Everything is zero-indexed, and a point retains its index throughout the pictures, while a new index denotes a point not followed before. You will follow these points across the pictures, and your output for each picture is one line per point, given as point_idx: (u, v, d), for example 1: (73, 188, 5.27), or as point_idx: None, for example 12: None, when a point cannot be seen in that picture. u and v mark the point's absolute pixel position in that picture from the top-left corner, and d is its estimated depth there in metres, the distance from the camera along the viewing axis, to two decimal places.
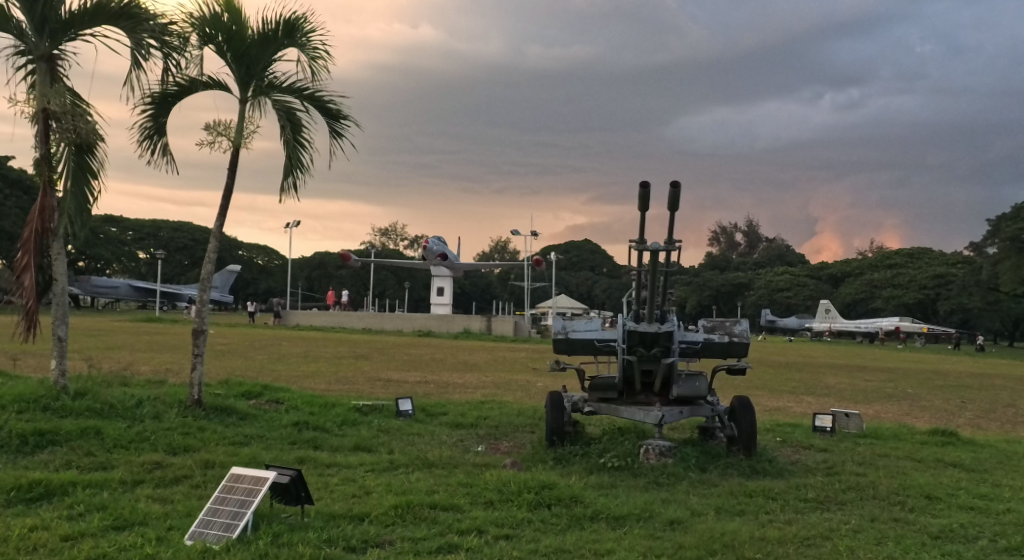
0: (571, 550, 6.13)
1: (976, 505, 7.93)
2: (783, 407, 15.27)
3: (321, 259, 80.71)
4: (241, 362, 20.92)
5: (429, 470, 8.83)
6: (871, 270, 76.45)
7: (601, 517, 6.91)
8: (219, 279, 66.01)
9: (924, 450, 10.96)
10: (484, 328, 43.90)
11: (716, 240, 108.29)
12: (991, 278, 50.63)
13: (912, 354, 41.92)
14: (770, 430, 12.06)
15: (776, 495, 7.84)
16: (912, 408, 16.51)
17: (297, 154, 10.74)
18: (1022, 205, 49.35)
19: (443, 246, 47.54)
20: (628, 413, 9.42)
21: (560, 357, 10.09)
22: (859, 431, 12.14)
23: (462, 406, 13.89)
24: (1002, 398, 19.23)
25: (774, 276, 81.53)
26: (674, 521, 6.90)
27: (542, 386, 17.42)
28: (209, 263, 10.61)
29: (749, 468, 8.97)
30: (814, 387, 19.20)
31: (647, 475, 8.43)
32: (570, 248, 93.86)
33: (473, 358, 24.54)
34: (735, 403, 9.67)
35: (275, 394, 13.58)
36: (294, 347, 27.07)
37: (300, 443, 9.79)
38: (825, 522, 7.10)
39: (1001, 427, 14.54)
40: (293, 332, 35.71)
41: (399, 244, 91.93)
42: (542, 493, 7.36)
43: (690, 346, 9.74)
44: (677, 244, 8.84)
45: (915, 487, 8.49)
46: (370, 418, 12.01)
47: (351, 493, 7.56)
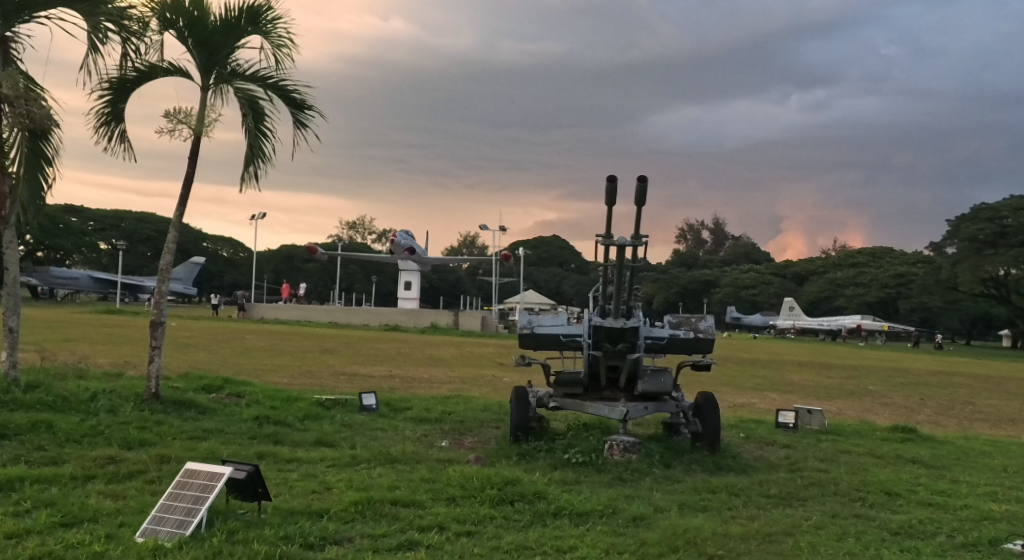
0: (533, 546, 6.06)
1: (934, 501, 7.98)
2: (747, 403, 15.35)
3: (288, 252, 80.09)
4: (203, 355, 20.63)
5: (392, 465, 8.74)
6: (835, 269, 77.30)
7: (565, 513, 6.85)
8: (183, 272, 65.35)
9: (885, 447, 11.04)
10: (453, 323, 43.80)
11: (684, 237, 108.99)
12: (950, 277, 51.35)
13: (873, 352, 42.45)
14: (734, 426, 12.09)
15: (739, 492, 7.84)
16: (873, 405, 16.68)
17: (259, 144, 10.57)
18: (980, 206, 50.15)
19: (412, 240, 47.33)
20: (593, 409, 9.35)
21: (526, 352, 10.00)
22: (821, 428, 12.22)
23: (427, 401, 13.79)
24: (961, 396, 19.49)
25: (740, 274, 82.18)
26: (638, 517, 6.86)
27: (508, 381, 17.38)
28: (168, 254, 10.39)
29: (713, 464, 8.96)
30: (779, 384, 19.35)
31: (612, 471, 8.39)
32: (538, 244, 93.91)
33: (440, 353, 24.46)
34: (701, 399, 9.66)
35: (237, 388, 13.40)
36: (259, 340, 26.82)
37: (260, 438, 9.66)
38: (787, 517, 7.09)
39: (960, 424, 14.73)
40: (259, 326, 35.34)
41: (367, 238, 91.47)
42: (505, 489, 7.28)
43: (656, 342, 9.69)
44: (644, 239, 8.72)
45: (876, 483, 8.52)
46: (333, 412, 11.87)
47: (311, 489, 7.47)
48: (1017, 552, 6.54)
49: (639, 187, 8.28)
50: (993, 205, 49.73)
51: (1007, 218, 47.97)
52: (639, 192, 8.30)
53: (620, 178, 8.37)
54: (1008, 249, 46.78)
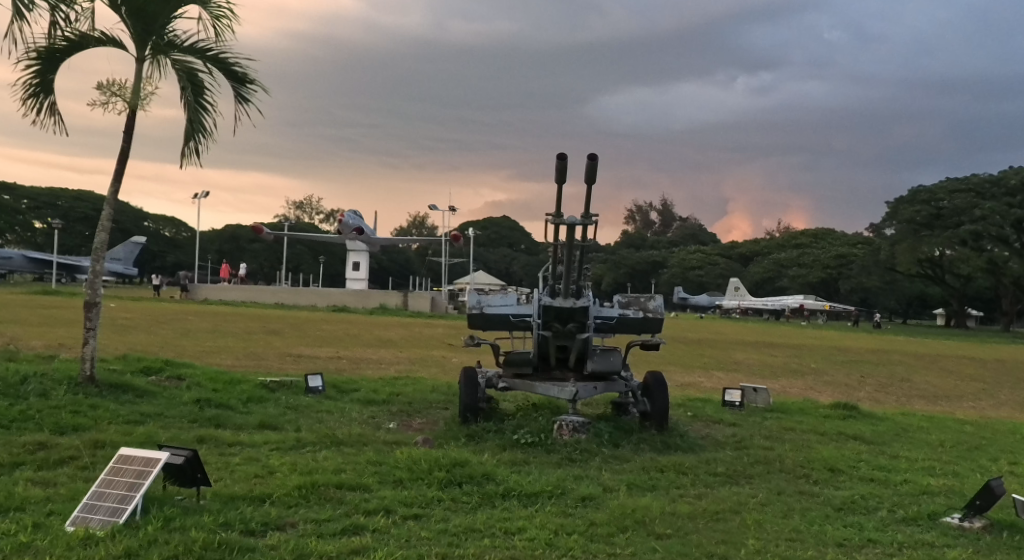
0: (481, 529, 5.96)
1: (875, 476, 8.07)
2: (694, 382, 15.46)
3: (233, 232, 78.80)
4: (143, 337, 20.17)
5: (338, 448, 8.58)
6: (779, 250, 78.39)
7: (514, 495, 6.76)
8: (123, 251, 63.95)
9: (827, 423, 11.18)
10: (402, 304, 43.52)
11: (632, 219, 109.67)
12: (889, 258, 52.38)
13: (816, 332, 43.15)
14: (681, 405, 12.14)
15: (687, 470, 7.83)
16: (816, 383, 16.93)
17: (200, 118, 10.27)
18: (918, 188, 51.23)
19: (360, 220, 46.81)
20: (542, 389, 9.28)
21: (474, 332, 9.88)
22: (766, 406, 12.33)
23: (375, 382, 13.62)
24: (900, 373, 19.89)
25: (687, 255, 82.96)
26: (586, 497, 6.80)
27: (457, 362, 17.28)
28: (104, 232, 10.08)
29: (661, 443, 8.95)
30: (725, 363, 19.53)
31: (561, 451, 8.32)
32: (488, 225, 93.73)
33: (388, 334, 24.26)
34: (650, 379, 9.65)
35: (177, 370, 13.11)
36: (202, 322, 26.31)
37: (201, 422, 9.46)
38: (734, 495, 7.09)
39: (899, 401, 15.02)
40: (203, 307, 34.74)
41: (314, 218, 90.38)
42: (453, 471, 7.16)
43: (605, 321, 9.63)
44: (594, 217, 8.60)
45: (820, 460, 8.58)
46: (278, 394, 11.65)
47: (254, 474, 7.30)
48: (956, 525, 6.62)
49: (587, 165, 8.12)
50: (930, 187, 50.63)
51: (942, 200, 48.72)
52: (588, 170, 8.14)
53: (568, 157, 8.20)
54: (943, 231, 47.60)
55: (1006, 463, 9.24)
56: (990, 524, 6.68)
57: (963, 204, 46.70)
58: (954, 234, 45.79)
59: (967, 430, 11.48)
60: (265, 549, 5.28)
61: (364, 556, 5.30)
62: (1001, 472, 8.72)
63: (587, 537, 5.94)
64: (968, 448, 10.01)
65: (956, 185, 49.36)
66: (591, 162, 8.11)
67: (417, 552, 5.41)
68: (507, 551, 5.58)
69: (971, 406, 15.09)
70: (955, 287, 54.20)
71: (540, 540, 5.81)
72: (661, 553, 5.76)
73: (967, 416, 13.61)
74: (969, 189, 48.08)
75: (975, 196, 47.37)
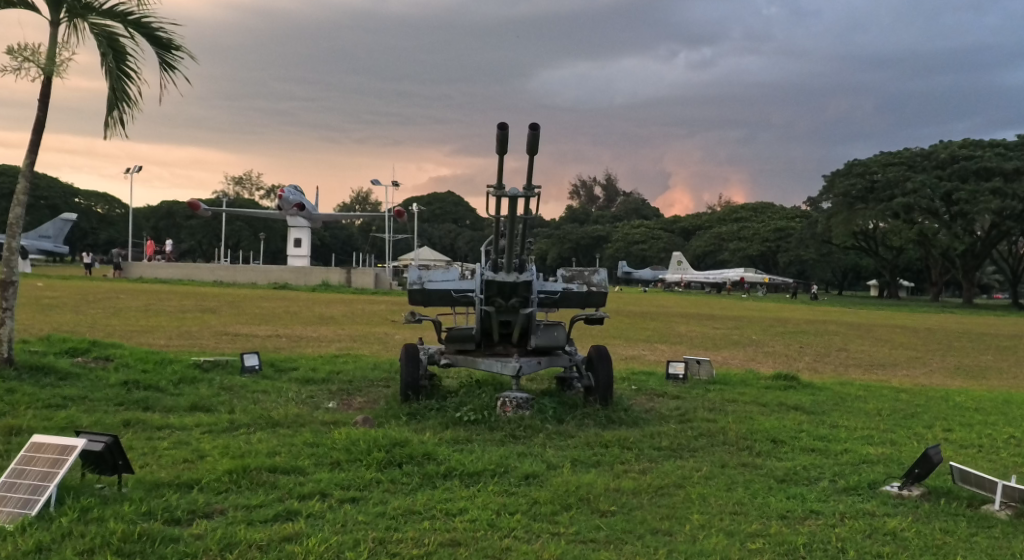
0: (421, 511, 5.75)
1: (816, 446, 8.05)
2: (637, 355, 15.43)
3: (169, 209, 77.13)
4: (72, 317, 19.53)
5: (273, 429, 8.31)
6: (720, 223, 79.11)
7: (455, 474, 6.56)
8: (53, 229, 62.01)
9: (769, 394, 11.19)
10: (344, 281, 42.92)
11: (576, 193, 109.83)
12: (825, 231, 53.23)
13: (756, 304, 43.76)
14: (624, 379, 12.05)
15: (630, 445, 7.71)
16: (757, 353, 17.06)
17: (122, 88, 9.80)
18: (853, 162, 52.08)
19: (300, 195, 46.00)
20: (485, 365, 9.07)
21: (414, 309, 9.61)
22: (709, 378, 12.30)
23: (313, 360, 13.31)
24: (837, 343, 20.16)
25: (631, 229, 83.37)
26: (529, 474, 6.64)
27: (399, 339, 17.03)
28: (19, 206, 9.63)
29: (605, 418, 8.82)
30: (667, 336, 19.58)
31: (504, 428, 8.14)
32: (431, 201, 93.08)
33: (330, 310, 23.89)
34: (593, 352, 9.50)
35: (105, 351, 12.68)
36: (136, 300, 25.63)
37: (128, 404, 9.16)
38: (677, 469, 6.99)
39: (837, 370, 15.18)
40: (137, 285, 33.82)
41: (253, 194, 88.80)
42: (392, 451, 6.93)
43: (549, 296, 9.44)
44: (536, 189, 8.35)
45: (762, 431, 8.53)
46: (212, 374, 11.32)
47: (182, 458, 7.02)
48: (896, 493, 6.59)
49: (526, 135, 7.84)
50: (865, 161, 51.36)
51: (876, 173, 49.43)
52: (528, 141, 7.87)
53: (509, 127, 7.91)
54: (876, 203, 48.34)
55: (941, 429, 9.31)
56: (928, 491, 6.67)
57: (895, 177, 47.31)
58: (886, 207, 46.46)
59: (903, 398, 11.60)
60: (190, 539, 5.03)
61: (296, 542, 5.07)
62: (936, 439, 8.78)
63: (530, 516, 5.77)
64: (905, 416, 10.08)
65: (889, 158, 50.06)
66: (531, 133, 7.82)
67: (352, 537, 5.19)
68: (446, 534, 5.38)
69: (906, 373, 15.31)
70: (888, 259, 55.34)
71: (481, 520, 5.62)
72: (604, 531, 5.61)
73: (903, 384, 13.80)
74: (902, 162, 48.72)
75: (907, 169, 47.98)
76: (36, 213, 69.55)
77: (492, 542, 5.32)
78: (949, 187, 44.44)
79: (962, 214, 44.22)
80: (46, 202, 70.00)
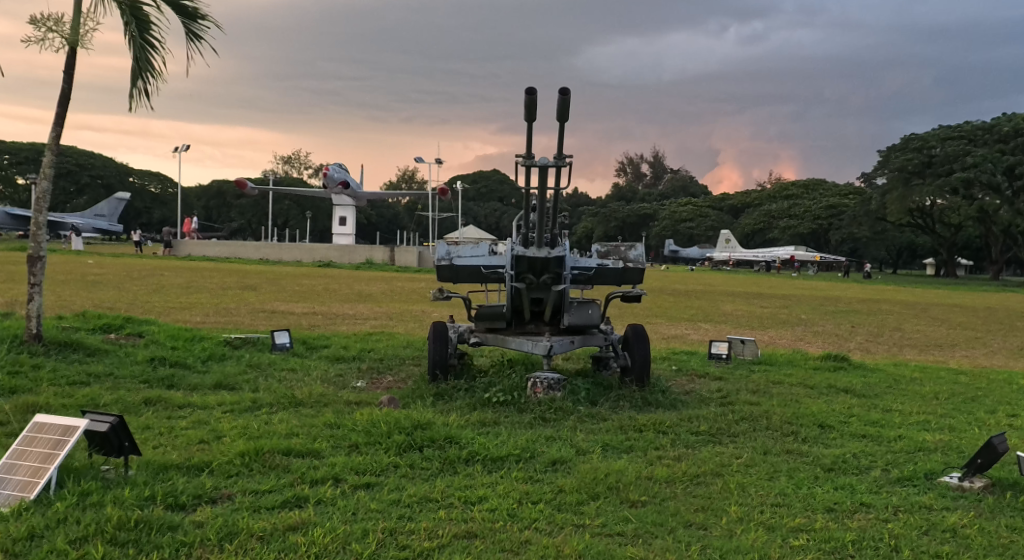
0: (438, 499, 5.42)
1: (868, 433, 7.55)
2: (679, 334, 14.98)
3: (220, 188, 78.07)
4: (113, 293, 19.61)
5: (295, 408, 8.05)
6: (769, 200, 77.59)
7: (477, 459, 6.23)
8: (107, 208, 62.96)
9: (816, 375, 10.68)
10: (388, 259, 42.76)
11: (623, 171, 108.74)
12: (880, 208, 51.86)
13: (807, 282, 42.79)
14: (664, 358, 11.64)
15: (666, 429, 7.30)
16: (805, 333, 16.49)
17: (146, 58, 9.54)
18: (910, 136, 50.63)
19: (345, 173, 45.96)
20: (515, 344, 8.69)
21: (442, 286, 9.24)
22: (754, 358, 11.79)
23: (346, 338, 13.03)
24: (890, 322, 19.46)
25: (678, 206, 82.22)
26: (554, 461, 6.27)
27: (436, 316, 16.75)
28: (44, 181, 9.42)
29: (642, 400, 8.41)
30: (711, 314, 19.06)
31: (533, 411, 7.76)
32: (477, 179, 92.77)
33: (370, 288, 23.73)
34: (629, 331, 9.07)
35: (138, 327, 12.57)
36: (178, 277, 25.70)
37: (153, 382, 8.98)
38: (715, 456, 6.55)
39: (889, 350, 14.59)
40: (183, 262, 34.02)
41: (301, 173, 89.35)
42: (414, 433, 6.60)
43: (583, 273, 9.02)
44: (567, 158, 7.88)
45: (808, 416, 8.05)
46: (240, 351, 11.12)
47: (197, 439, 6.77)
48: (954, 486, 6.09)
49: (556, 101, 7.39)
50: (922, 135, 49.82)
51: (934, 147, 47.93)
52: (558, 107, 7.42)
53: (538, 91, 7.44)
54: (934, 179, 46.87)
55: (1003, 415, 8.75)
56: (991, 484, 6.16)
57: (954, 151, 45.80)
58: (945, 182, 45.04)
59: (961, 380, 11.02)
60: (190, 527, 4.79)
61: (301, 532, 4.81)
62: (999, 425, 8.23)
63: (553, 506, 5.42)
64: (963, 400, 9.51)
65: (948, 132, 48.50)
66: (561, 97, 7.36)
67: (362, 527, 4.91)
68: (463, 525, 5.06)
69: (964, 354, 14.61)
70: (945, 236, 53.81)
71: (501, 510, 5.28)
72: (633, 524, 5.22)
73: (960, 365, 13.15)
74: (962, 136, 47.17)
75: (967, 143, 46.46)
76: (92, 191, 70.48)
77: (512, 535, 4.99)
78: (1012, 161, 42.97)
79: None
80: (101, 181, 70.99)
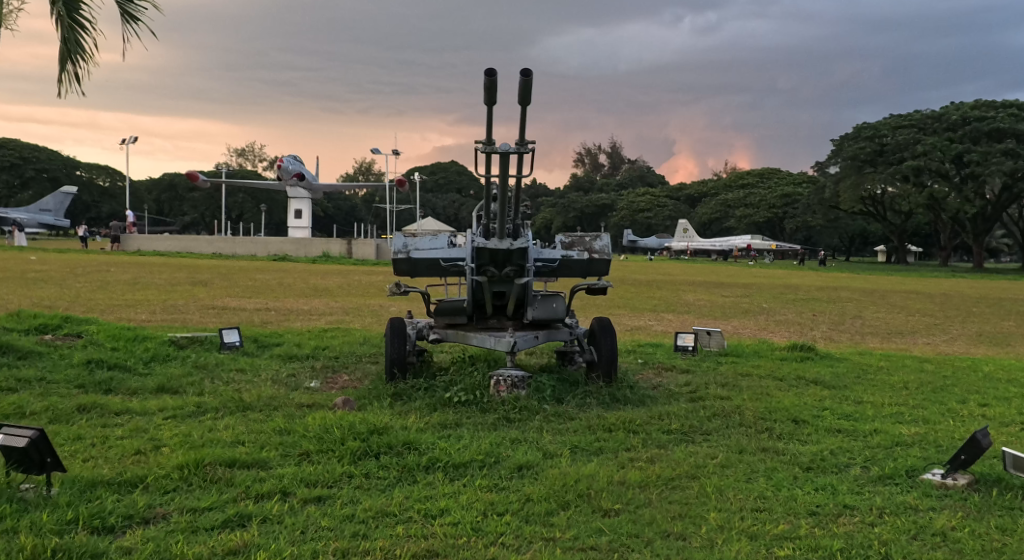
0: (395, 512, 4.98)
1: (842, 427, 7.11)
2: (643, 325, 14.65)
3: (171, 181, 76.78)
4: (56, 291, 18.84)
5: (243, 413, 7.56)
6: (726, 189, 77.85)
7: (438, 466, 5.80)
8: (53, 202, 61.26)
9: (784, 367, 10.38)
10: (345, 252, 42.04)
11: (581, 161, 108.63)
12: (833, 195, 52.16)
13: (765, 270, 42.92)
14: (629, 351, 11.30)
15: (637, 428, 6.89)
16: (768, 322, 16.27)
17: (75, 39, 8.97)
18: (862, 125, 50.96)
19: (300, 165, 45.13)
20: (477, 340, 8.26)
21: (398, 281, 8.77)
22: (721, 350, 11.48)
23: (299, 335, 12.49)
24: (851, 310, 19.32)
25: (636, 196, 82.24)
26: (519, 466, 5.87)
27: (394, 310, 16.30)
28: None
29: (609, 397, 8.04)
30: (674, 305, 18.78)
31: (498, 411, 7.34)
32: (435, 170, 92.04)
33: (325, 281, 23.18)
34: (595, 324, 8.67)
35: (78, 327, 11.97)
36: (126, 272, 24.92)
37: (90, 386, 8.47)
38: (689, 457, 6.14)
39: (854, 339, 14.40)
40: (133, 257, 33.08)
41: (255, 165, 88.01)
42: (370, 439, 6.15)
43: (547, 264, 8.60)
44: (530, 145, 7.43)
45: (781, 410, 7.63)
46: (186, 351, 10.59)
47: (134, 449, 6.27)
48: (937, 484, 5.74)
49: (518, 82, 6.93)
50: (874, 124, 50.14)
51: (886, 135, 48.22)
52: (521, 90, 6.97)
53: (498, 73, 6.99)
54: (886, 167, 47.21)
55: (975, 404, 8.47)
56: (975, 480, 5.81)
57: (905, 140, 46.10)
58: (896, 170, 45.38)
59: (927, 368, 10.81)
60: (117, 555, 4.39)
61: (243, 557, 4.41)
62: (973, 416, 7.91)
63: (520, 517, 5.02)
64: (933, 390, 9.23)
65: (899, 121, 48.87)
66: (524, 79, 6.91)
67: (312, 548, 4.52)
68: (423, 542, 4.66)
69: (926, 342, 14.46)
70: (897, 223, 54.31)
71: (463, 523, 4.88)
72: (607, 535, 4.85)
73: (925, 353, 12.96)
74: (912, 124, 47.52)
75: (917, 131, 46.79)
76: (37, 185, 68.77)
77: (476, 553, 4.60)
78: (961, 149, 43.35)
79: (973, 176, 43.14)
80: (47, 175, 69.23)
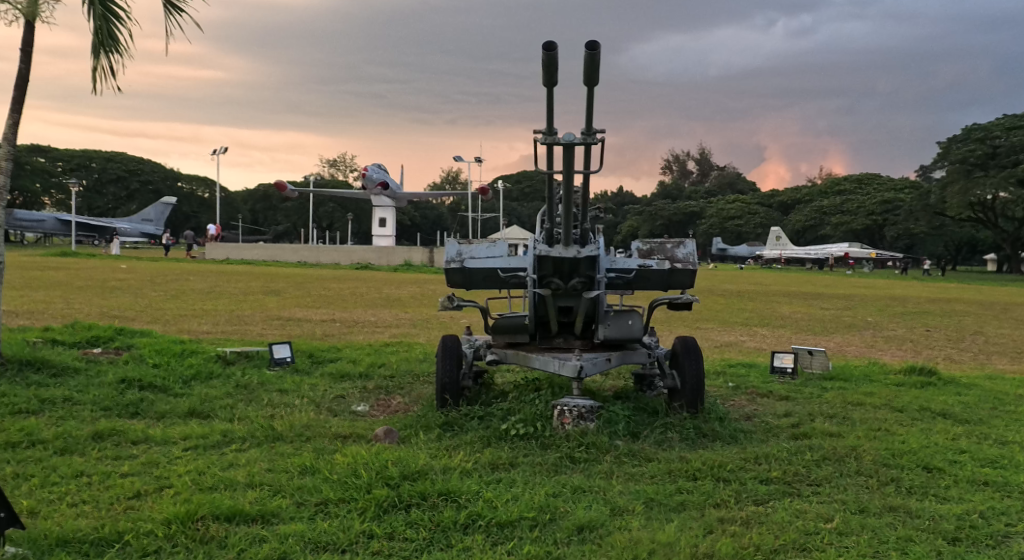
0: None
1: (991, 478, 5.76)
2: (733, 342, 13.31)
3: (266, 191, 78.22)
4: (129, 300, 18.56)
5: (272, 445, 6.64)
6: (821, 196, 74.91)
7: (478, 526, 4.74)
8: (154, 212, 62.97)
9: (903, 395, 8.96)
10: (426, 260, 41.47)
11: (669, 168, 106.52)
12: (938, 203, 49.25)
13: (864, 279, 40.54)
14: (719, 373, 10.01)
15: (728, 477, 5.69)
16: (875, 339, 14.69)
17: (107, 29, 8.19)
18: (972, 127, 48.08)
19: (384, 173, 44.73)
20: (539, 363, 7.14)
21: (451, 294, 7.72)
22: (824, 372, 10.10)
23: (357, 350, 11.56)
24: (968, 325, 17.50)
25: (726, 203, 79.88)
26: (580, 526, 4.78)
27: (463, 323, 15.37)
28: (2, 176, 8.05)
29: (694, 431, 6.85)
30: (768, 318, 17.36)
31: (561, 449, 6.24)
32: (522, 178, 91.29)
33: (400, 291, 22.46)
34: (678, 345, 7.48)
35: (130, 340, 11.34)
36: (204, 281, 24.64)
37: (117, 409, 7.71)
38: (795, 519, 4.94)
39: (976, 359, 12.76)
40: (214, 266, 33.07)
41: (345, 175, 88.91)
42: (401, 485, 5.15)
43: (621, 276, 7.46)
44: (598, 134, 6.33)
45: (907, 454, 6.29)
46: (233, 368, 9.77)
47: (132, 492, 5.38)
48: None
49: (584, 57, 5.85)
50: (984, 125, 47.24)
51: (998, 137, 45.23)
52: (587, 67, 5.87)
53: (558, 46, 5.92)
54: (997, 170, 44.24)
55: None
56: None
57: None
58: (1009, 173, 42.53)
59: None
60: None
61: None
62: None
63: None
64: None
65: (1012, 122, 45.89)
66: (590, 52, 5.82)
67: None
68: None
69: None
70: (1008, 231, 51.03)
71: None
72: None
73: None
74: None
75: None
76: (142, 197, 70.60)
77: None
78: None
79: None
80: (151, 187, 71.03)
